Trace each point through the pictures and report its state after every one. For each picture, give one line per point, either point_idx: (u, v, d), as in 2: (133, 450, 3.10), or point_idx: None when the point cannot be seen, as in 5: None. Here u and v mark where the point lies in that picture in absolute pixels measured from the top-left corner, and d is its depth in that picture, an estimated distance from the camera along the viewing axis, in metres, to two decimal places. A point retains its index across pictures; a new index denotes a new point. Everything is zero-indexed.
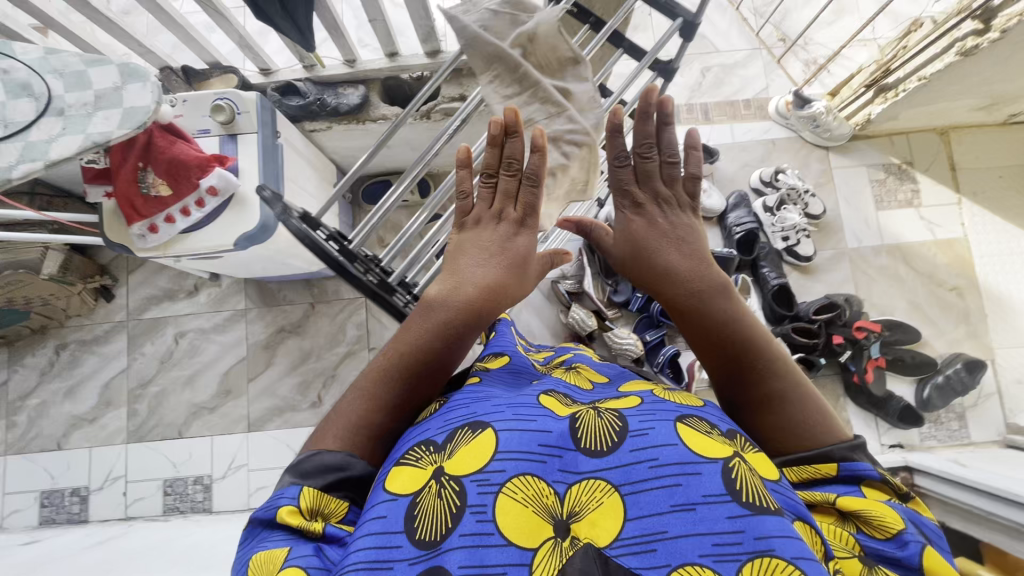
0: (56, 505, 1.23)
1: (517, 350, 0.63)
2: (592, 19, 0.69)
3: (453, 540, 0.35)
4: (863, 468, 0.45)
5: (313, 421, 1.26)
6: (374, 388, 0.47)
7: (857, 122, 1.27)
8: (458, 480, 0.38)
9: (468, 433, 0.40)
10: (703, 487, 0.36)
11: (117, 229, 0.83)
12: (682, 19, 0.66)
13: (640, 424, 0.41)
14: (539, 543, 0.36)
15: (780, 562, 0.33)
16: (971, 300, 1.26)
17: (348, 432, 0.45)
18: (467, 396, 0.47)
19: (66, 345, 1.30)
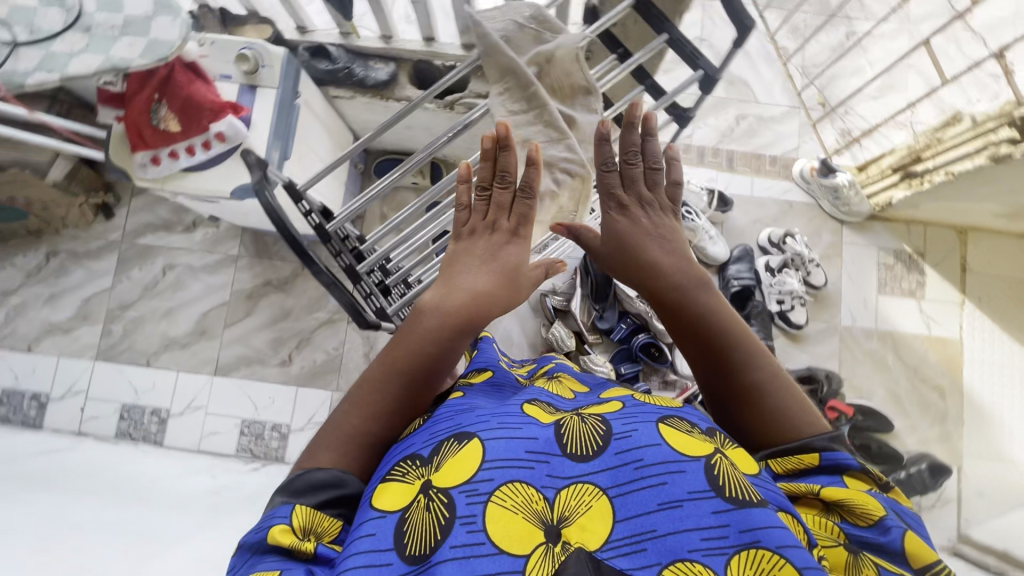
0: (14, 405, 1.24)
1: (500, 364, 0.65)
2: (619, 51, 0.70)
3: (443, 553, 0.37)
4: (843, 457, 0.44)
5: (279, 379, 1.26)
6: (367, 397, 0.48)
7: (879, 203, 1.27)
8: (446, 491, 0.40)
9: (454, 445, 0.42)
10: (687, 483, 0.39)
11: (121, 154, 0.83)
12: (701, 73, 0.65)
13: (623, 427, 0.43)
14: (532, 549, 0.37)
15: (766, 552, 0.36)
16: (951, 403, 1.25)
17: (342, 444, 0.46)
18: (451, 407, 0.49)
19: (57, 253, 1.31)
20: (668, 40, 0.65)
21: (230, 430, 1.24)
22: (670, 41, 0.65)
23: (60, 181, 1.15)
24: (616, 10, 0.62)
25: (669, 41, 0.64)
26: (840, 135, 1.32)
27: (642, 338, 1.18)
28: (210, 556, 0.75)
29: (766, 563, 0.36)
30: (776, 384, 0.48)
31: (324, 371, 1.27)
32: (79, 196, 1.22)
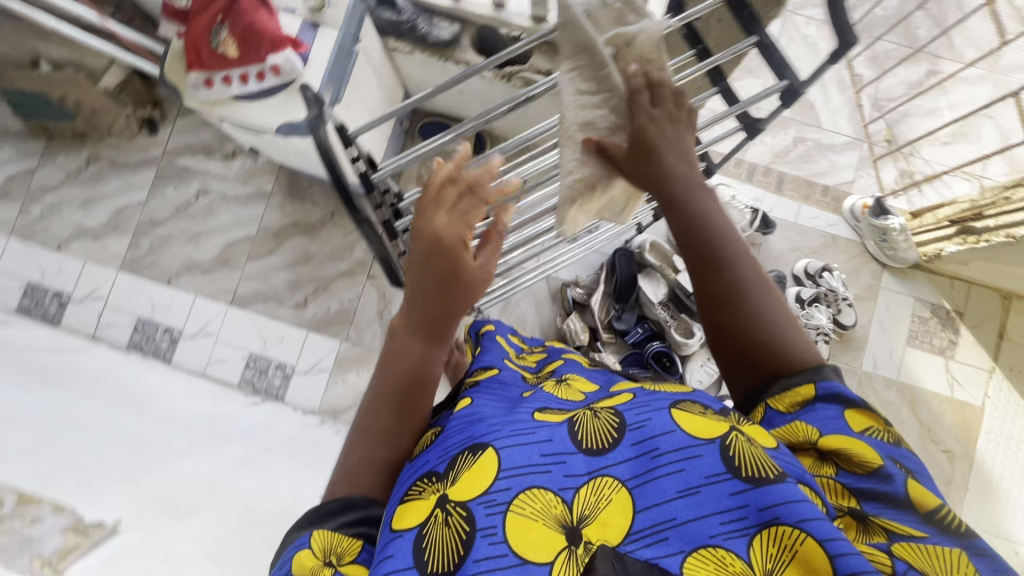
0: (37, 299, 1.28)
1: (506, 364, 0.70)
2: (699, 48, 0.68)
3: (468, 567, 0.38)
4: (844, 393, 0.46)
5: (292, 320, 1.27)
6: (370, 426, 0.52)
7: (927, 254, 1.22)
8: (464, 505, 0.41)
9: (470, 458, 0.44)
10: (705, 467, 0.39)
11: (176, 70, 0.83)
12: (786, 83, 0.61)
13: (636, 417, 0.44)
14: (556, 554, 0.38)
15: (787, 529, 0.35)
16: (958, 469, 1.21)
17: (356, 471, 0.50)
18: (460, 421, 0.51)
19: (98, 159, 1.32)
20: (757, 44, 0.61)
21: (236, 361, 1.26)
22: (759, 44, 0.61)
23: (111, 89, 1.16)
24: (710, 1, 0.58)
25: (757, 44, 0.61)
26: (900, 175, 1.28)
27: (656, 346, 1.15)
28: (202, 479, 0.77)
29: (789, 540, 0.35)
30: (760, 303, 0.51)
31: (336, 321, 1.27)
32: (127, 107, 1.22)
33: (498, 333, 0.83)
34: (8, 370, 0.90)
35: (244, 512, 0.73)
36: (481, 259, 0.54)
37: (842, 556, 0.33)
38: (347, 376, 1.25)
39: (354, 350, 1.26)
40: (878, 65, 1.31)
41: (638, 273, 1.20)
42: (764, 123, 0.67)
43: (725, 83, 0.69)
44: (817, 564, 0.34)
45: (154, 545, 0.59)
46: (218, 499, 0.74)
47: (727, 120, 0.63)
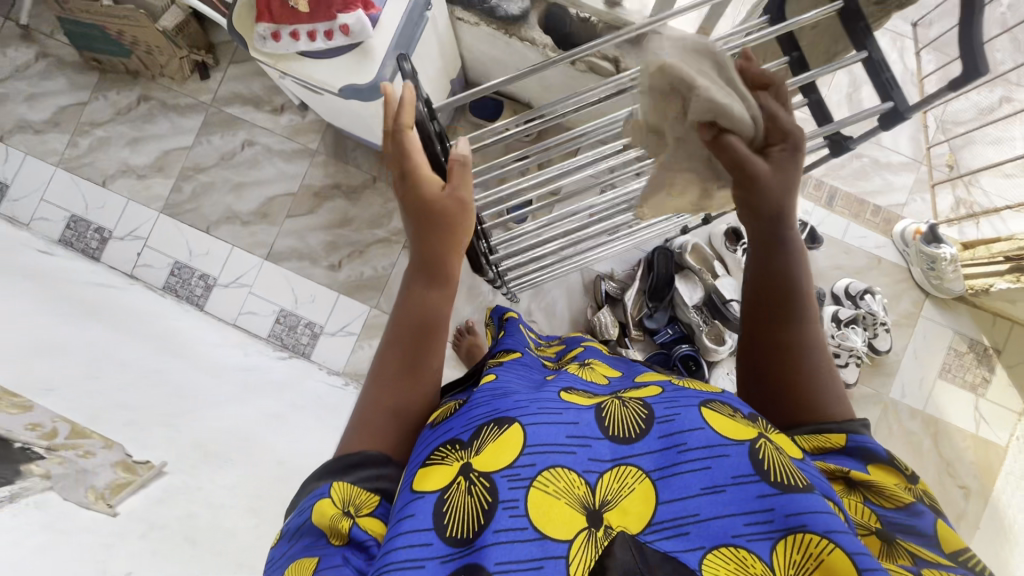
0: (78, 232, 1.30)
1: (527, 350, 0.68)
2: (793, 55, 0.65)
3: (487, 537, 0.38)
4: (868, 442, 0.48)
5: (324, 281, 1.28)
6: (383, 370, 0.54)
7: (974, 286, 1.18)
8: (488, 476, 0.40)
9: (495, 430, 0.43)
10: (731, 467, 0.39)
11: (244, 21, 0.81)
12: (890, 105, 0.58)
13: (665, 411, 0.43)
14: (575, 534, 0.38)
15: (813, 536, 0.36)
16: (973, 506, 1.20)
17: (367, 415, 0.51)
18: (486, 393, 0.49)
19: (148, 100, 1.33)
20: (864, 59, 0.59)
21: (267, 315, 1.27)
22: (866, 60, 0.59)
23: (169, 30, 1.15)
24: (824, 8, 0.56)
25: (866, 59, 0.58)
26: (956, 204, 1.24)
27: (685, 349, 1.15)
28: (237, 428, 0.79)
29: (813, 547, 0.35)
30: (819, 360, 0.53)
31: (367, 286, 1.28)
32: (182, 49, 1.22)
33: (520, 323, 0.81)
34: (55, 300, 0.92)
35: (277, 467, 0.75)
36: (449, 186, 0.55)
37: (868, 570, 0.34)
38: (374, 342, 1.26)
39: (383, 317, 1.27)
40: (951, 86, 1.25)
41: (676, 273, 1.19)
42: (855, 143, 0.64)
43: (814, 95, 0.66)
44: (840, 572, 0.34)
45: (196, 490, 0.62)
46: (253, 450, 0.75)
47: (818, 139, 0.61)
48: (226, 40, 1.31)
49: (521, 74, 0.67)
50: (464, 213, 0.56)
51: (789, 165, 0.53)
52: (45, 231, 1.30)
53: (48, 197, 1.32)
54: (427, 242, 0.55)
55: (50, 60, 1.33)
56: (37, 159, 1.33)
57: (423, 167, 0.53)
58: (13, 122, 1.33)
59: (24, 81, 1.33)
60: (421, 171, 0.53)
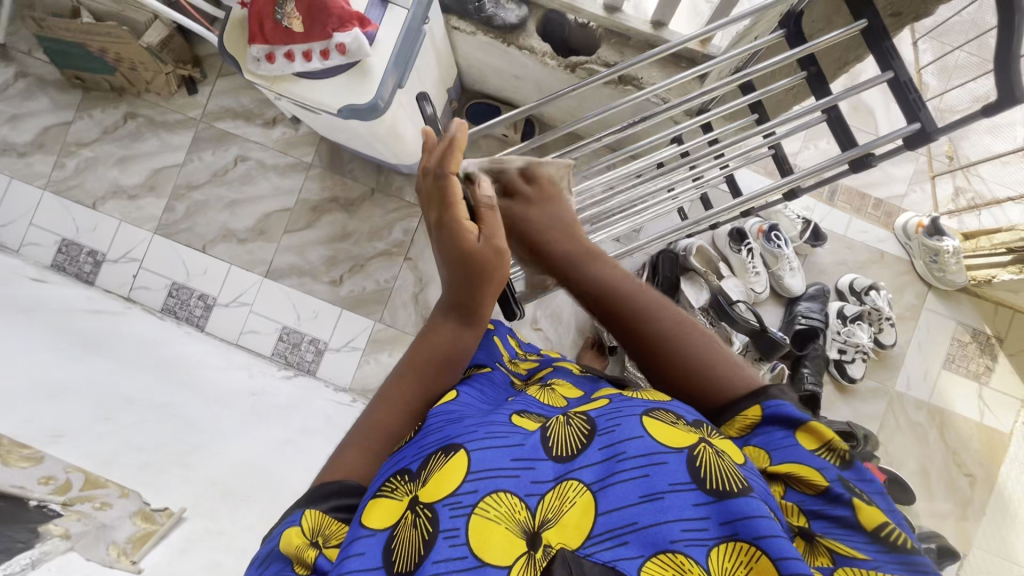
0: (71, 256, 1.27)
1: (500, 365, 0.60)
2: (812, 70, 0.67)
3: (425, 569, 0.34)
4: (790, 410, 0.41)
5: (326, 296, 1.27)
6: (393, 395, 0.51)
7: (977, 277, 1.19)
8: (431, 506, 0.37)
9: (441, 457, 0.40)
10: (669, 474, 0.36)
11: (236, 42, 0.79)
12: (918, 126, 0.59)
13: (607, 423, 0.40)
14: (514, 559, 0.34)
15: (744, 544, 0.33)
16: (978, 493, 1.21)
17: (363, 436, 0.47)
18: (440, 418, 0.46)
19: (135, 117, 1.29)
20: (889, 80, 0.60)
21: (270, 333, 1.26)
22: (892, 81, 0.60)
23: (153, 46, 1.11)
24: (845, 28, 0.60)
25: (891, 80, 0.59)
26: (954, 194, 1.24)
27: None
28: (251, 462, 0.78)
29: (745, 556, 0.33)
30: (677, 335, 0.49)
31: (371, 300, 1.26)
32: (168, 65, 1.18)
33: (499, 336, 0.66)
34: (52, 333, 0.90)
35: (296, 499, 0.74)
36: (486, 234, 0.54)
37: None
38: (379, 357, 1.25)
39: (387, 331, 1.26)
40: None
41: (682, 276, 1.17)
42: (876, 161, 0.64)
43: (835, 111, 0.67)
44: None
45: (217, 535, 0.62)
46: (270, 483, 0.75)
47: (842, 160, 0.63)
48: (212, 53, 1.27)
49: (552, 97, 0.78)
50: (501, 262, 0.55)
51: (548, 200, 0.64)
52: (37, 257, 1.27)
53: (37, 221, 1.28)
54: (465, 286, 0.54)
55: (30, 80, 1.29)
56: (23, 183, 1.29)
57: (463, 219, 0.54)
58: None
59: (5, 102, 1.29)
60: (461, 222, 0.54)
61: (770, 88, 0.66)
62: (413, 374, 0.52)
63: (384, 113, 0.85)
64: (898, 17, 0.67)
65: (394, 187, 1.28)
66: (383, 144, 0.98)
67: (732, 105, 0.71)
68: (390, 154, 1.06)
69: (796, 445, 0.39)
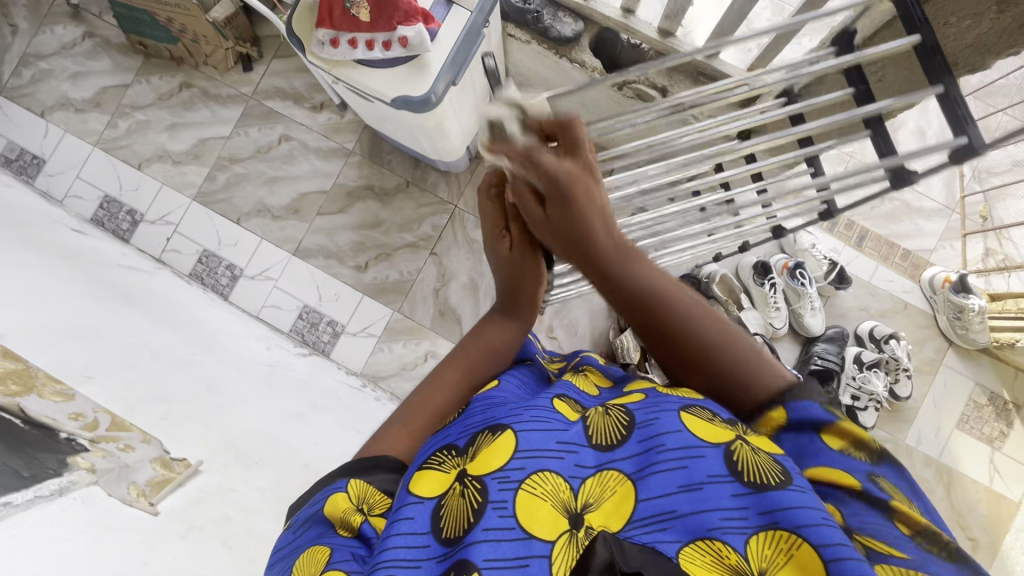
0: (111, 213, 1.31)
1: (540, 358, 0.64)
2: (870, 111, 0.69)
3: (475, 534, 0.37)
4: (817, 416, 0.39)
5: (350, 281, 1.29)
6: (443, 378, 0.56)
7: (1000, 339, 1.18)
8: (479, 479, 0.40)
9: (488, 436, 0.43)
10: (708, 467, 0.38)
11: (304, 26, 0.82)
12: (965, 140, 0.58)
13: (646, 416, 0.42)
14: (557, 535, 0.37)
15: (784, 534, 0.34)
16: (981, 559, 1.18)
17: (409, 410, 0.52)
18: (482, 402, 0.49)
19: (190, 87, 1.34)
20: (939, 94, 0.60)
21: (291, 310, 1.28)
22: (942, 95, 0.60)
23: (218, 21, 1.15)
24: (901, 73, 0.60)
25: (941, 94, 0.59)
26: (984, 254, 1.24)
27: None
28: (265, 430, 0.79)
29: (785, 544, 0.34)
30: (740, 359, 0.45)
31: (392, 290, 1.28)
32: (228, 40, 1.22)
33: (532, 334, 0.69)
34: (89, 281, 0.93)
35: (303, 472, 0.75)
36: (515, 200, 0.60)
37: (838, 561, 0.32)
38: (393, 346, 1.27)
39: (405, 322, 1.28)
40: None
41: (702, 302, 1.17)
42: (918, 179, 0.64)
43: (891, 148, 0.68)
44: (813, 568, 0.33)
45: (230, 492, 0.63)
46: (283, 452, 0.77)
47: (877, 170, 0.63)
48: (272, 34, 1.32)
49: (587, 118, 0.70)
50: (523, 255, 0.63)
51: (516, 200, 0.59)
52: (77, 209, 1.31)
53: (83, 175, 1.33)
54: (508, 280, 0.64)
55: (97, 40, 1.35)
56: (76, 137, 1.34)
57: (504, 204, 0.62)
58: (55, 99, 1.35)
59: (69, 59, 1.35)
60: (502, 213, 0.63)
61: (818, 124, 0.69)
62: (461, 360, 0.57)
63: (436, 106, 0.87)
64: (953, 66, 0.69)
65: (429, 182, 1.30)
66: (427, 138, 1.01)
67: (783, 135, 0.72)
68: (432, 148, 1.09)
69: (822, 450, 0.39)
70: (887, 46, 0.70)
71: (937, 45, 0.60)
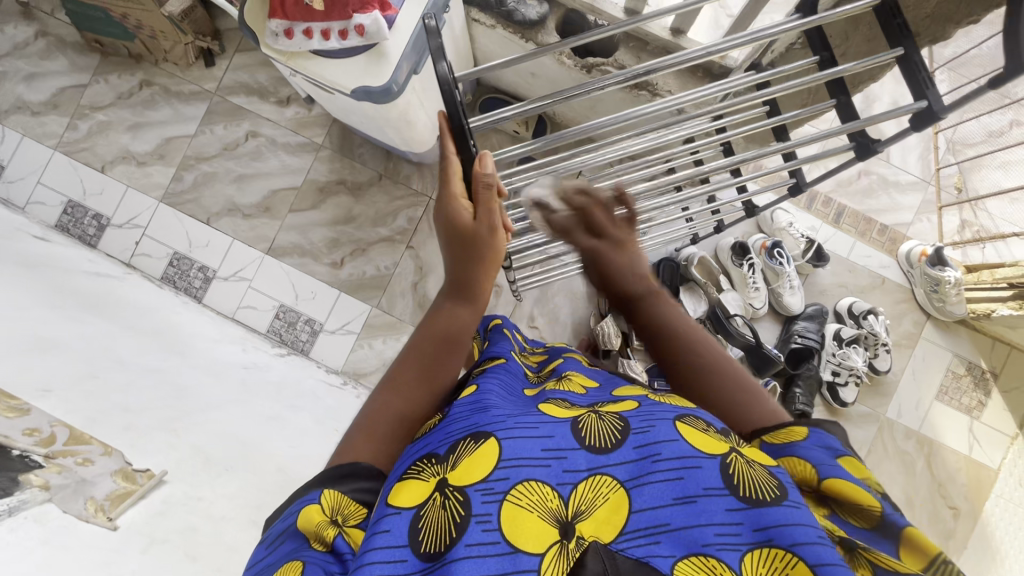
0: (75, 218, 1.28)
1: (513, 356, 0.63)
2: (841, 99, 0.70)
3: (457, 551, 0.35)
4: (832, 442, 0.44)
5: (325, 278, 1.27)
6: (397, 375, 0.54)
7: (976, 310, 1.19)
8: (462, 489, 0.38)
9: (471, 444, 0.41)
10: (703, 479, 0.38)
11: (257, 16, 0.79)
12: (924, 105, 0.60)
13: (641, 424, 0.42)
14: (547, 547, 0.36)
15: (779, 551, 0.35)
16: (962, 527, 1.20)
17: (368, 417, 0.51)
18: (466, 405, 0.47)
19: (151, 85, 1.30)
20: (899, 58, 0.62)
21: (267, 310, 1.26)
22: (903, 58, 0.61)
23: (175, 15, 1.11)
24: (869, 60, 0.62)
25: (902, 57, 0.61)
26: (960, 227, 1.24)
27: None
28: (236, 434, 0.78)
29: (782, 562, 0.35)
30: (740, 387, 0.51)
31: (370, 285, 1.27)
32: (187, 36, 1.18)
33: (507, 328, 0.71)
34: (50, 289, 0.90)
35: (277, 475, 0.75)
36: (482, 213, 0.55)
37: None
38: (373, 342, 1.25)
39: (384, 317, 1.26)
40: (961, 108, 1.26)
41: (682, 286, 1.18)
42: (882, 146, 0.67)
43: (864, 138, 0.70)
44: None
45: (196, 501, 0.62)
46: (255, 457, 0.76)
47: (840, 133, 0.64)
48: (233, 27, 1.28)
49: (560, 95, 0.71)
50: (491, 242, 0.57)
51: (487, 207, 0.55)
52: (40, 215, 1.27)
53: (45, 180, 1.29)
54: (461, 262, 0.58)
55: (50, 40, 1.30)
56: (34, 141, 1.30)
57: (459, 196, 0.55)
58: (10, 102, 1.30)
59: (23, 60, 1.30)
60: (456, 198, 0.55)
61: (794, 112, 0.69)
62: (418, 358, 0.56)
63: (399, 96, 0.85)
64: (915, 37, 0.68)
65: (402, 175, 1.28)
66: (391, 128, 0.98)
67: (756, 125, 0.73)
68: (401, 140, 1.06)
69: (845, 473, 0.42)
70: (849, 23, 0.71)
71: (897, 7, 0.61)
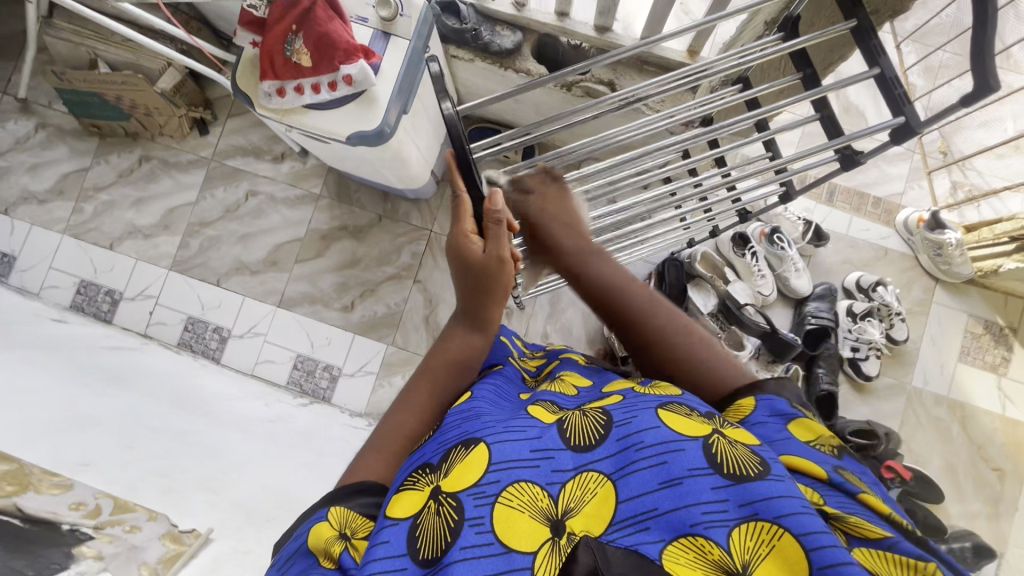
0: (89, 297, 1.30)
1: (510, 363, 0.64)
2: (826, 114, 0.75)
3: (453, 554, 0.36)
4: (780, 408, 0.45)
5: (338, 323, 1.29)
6: (410, 398, 0.55)
7: (982, 268, 1.20)
8: (455, 495, 0.39)
9: (461, 452, 0.42)
10: (687, 460, 0.37)
11: (248, 79, 0.82)
12: (903, 121, 0.65)
13: (624, 415, 0.42)
14: (539, 545, 0.36)
15: (764, 524, 0.34)
16: (1009, 488, 1.19)
17: (376, 437, 0.52)
18: (458, 415, 0.49)
19: (150, 160, 1.34)
20: (877, 76, 0.67)
21: (284, 361, 1.27)
22: (879, 76, 0.66)
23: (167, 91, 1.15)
24: (846, 79, 0.67)
25: (878, 76, 0.66)
26: (953, 187, 1.25)
27: None
28: (273, 484, 0.79)
29: (768, 535, 0.34)
30: (686, 337, 0.54)
31: (382, 324, 1.28)
32: (181, 108, 1.23)
33: (506, 335, 0.72)
34: (74, 367, 0.92)
35: None
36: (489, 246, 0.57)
37: (818, 548, 0.32)
38: (393, 380, 1.26)
39: (400, 353, 1.27)
40: (932, 75, 1.29)
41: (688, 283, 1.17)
42: (866, 158, 0.73)
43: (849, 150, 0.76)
44: (794, 557, 0.33)
45: (245, 554, 0.63)
46: (295, 506, 0.76)
47: (829, 149, 0.71)
48: (222, 94, 1.33)
49: (556, 120, 0.75)
50: (502, 273, 0.57)
51: (498, 240, 0.57)
52: (56, 298, 1.30)
53: (56, 264, 1.32)
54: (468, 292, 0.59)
55: (50, 130, 1.35)
56: (43, 229, 1.33)
57: (469, 232, 0.57)
58: (17, 194, 1.34)
59: (25, 153, 1.34)
60: (467, 234, 0.57)
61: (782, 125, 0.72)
62: (430, 379, 0.57)
63: (390, 138, 0.88)
64: (877, 14, 0.72)
65: (401, 213, 1.31)
66: (387, 168, 1.02)
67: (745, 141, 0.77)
68: (398, 178, 1.09)
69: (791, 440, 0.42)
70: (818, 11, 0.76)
71: (874, 29, 0.66)
